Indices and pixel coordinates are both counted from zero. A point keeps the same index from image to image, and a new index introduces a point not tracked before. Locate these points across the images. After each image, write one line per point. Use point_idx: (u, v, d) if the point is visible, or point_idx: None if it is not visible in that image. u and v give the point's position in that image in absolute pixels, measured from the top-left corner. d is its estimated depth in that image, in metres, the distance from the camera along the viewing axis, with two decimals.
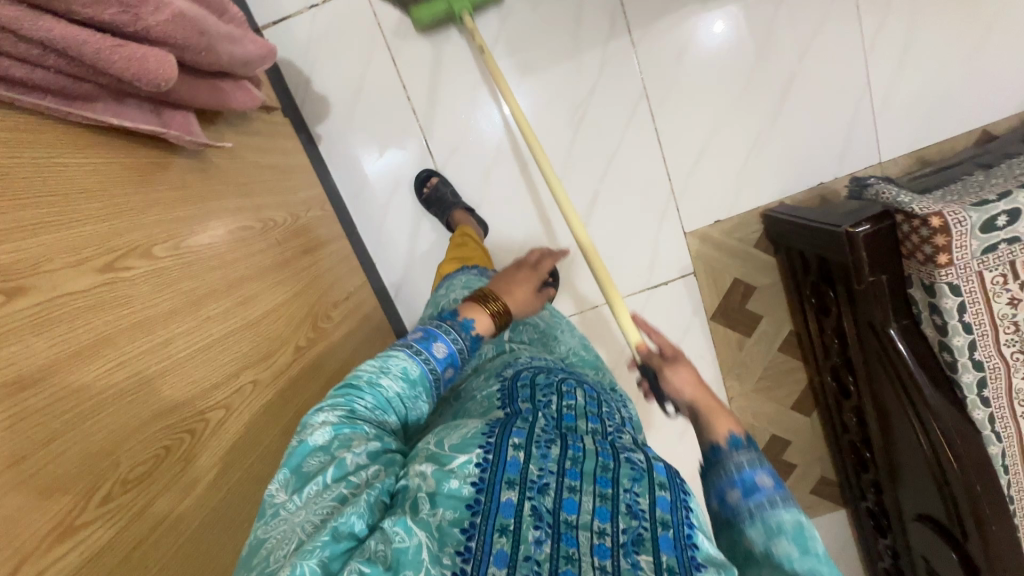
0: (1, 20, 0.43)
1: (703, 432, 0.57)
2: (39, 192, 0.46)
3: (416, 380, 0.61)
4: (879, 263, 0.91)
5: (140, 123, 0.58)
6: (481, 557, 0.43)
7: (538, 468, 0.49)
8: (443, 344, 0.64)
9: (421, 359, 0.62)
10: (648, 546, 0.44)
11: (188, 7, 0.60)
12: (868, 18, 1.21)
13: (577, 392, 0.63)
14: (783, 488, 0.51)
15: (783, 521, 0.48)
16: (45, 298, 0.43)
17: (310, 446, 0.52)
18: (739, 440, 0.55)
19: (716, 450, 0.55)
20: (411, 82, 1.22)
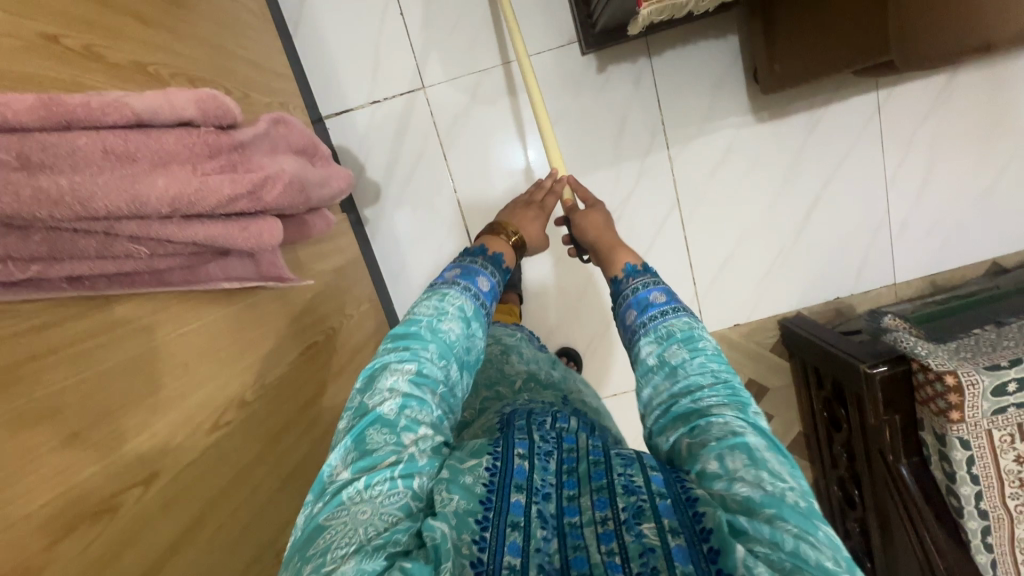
0: (162, 238, 0.47)
1: (611, 275, 0.78)
2: (167, 371, 0.51)
3: (471, 317, 0.69)
4: (894, 405, 0.99)
5: (242, 277, 0.63)
6: (496, 547, 0.47)
7: (541, 477, 0.54)
8: (486, 280, 0.76)
9: (473, 296, 0.71)
10: (650, 514, 0.48)
11: (293, 167, 0.67)
12: (891, 151, 1.27)
13: (570, 416, 0.67)
14: (673, 299, 0.68)
15: (674, 328, 0.64)
16: (170, 476, 0.48)
17: (377, 415, 0.56)
18: (634, 270, 0.75)
19: (618, 284, 0.75)
20: (458, 174, 1.29)
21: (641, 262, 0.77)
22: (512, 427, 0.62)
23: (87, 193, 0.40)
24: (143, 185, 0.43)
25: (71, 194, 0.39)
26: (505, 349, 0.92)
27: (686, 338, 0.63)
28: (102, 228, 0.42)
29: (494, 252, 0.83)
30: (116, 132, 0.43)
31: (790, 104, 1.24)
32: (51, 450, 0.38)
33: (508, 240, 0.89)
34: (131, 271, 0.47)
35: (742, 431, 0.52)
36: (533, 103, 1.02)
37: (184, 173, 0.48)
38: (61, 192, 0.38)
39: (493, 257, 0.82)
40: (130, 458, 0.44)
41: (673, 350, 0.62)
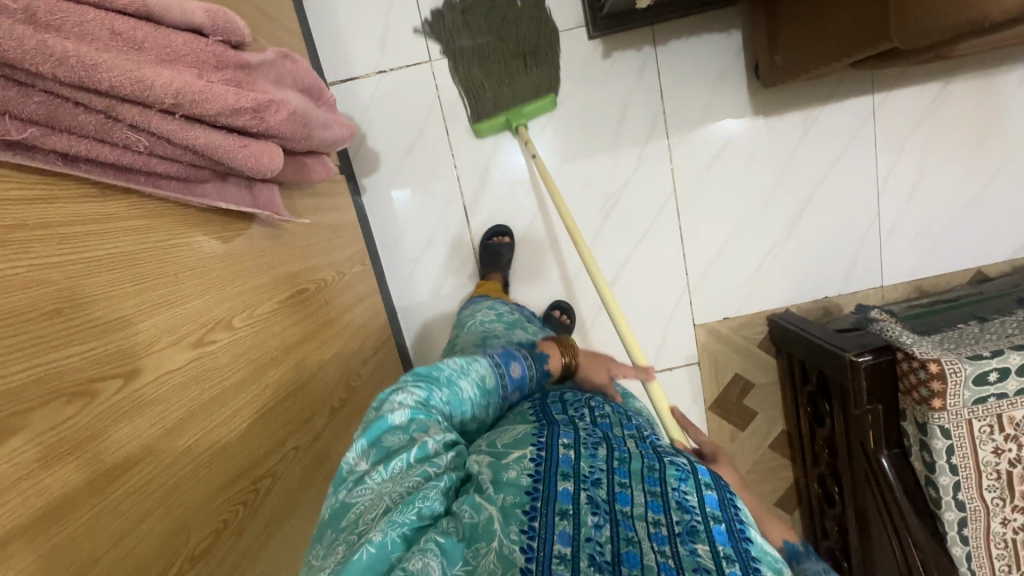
0: (160, 134, 0.46)
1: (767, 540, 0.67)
2: (154, 274, 0.50)
3: (489, 389, 0.70)
4: (878, 394, 1.00)
5: (235, 202, 0.63)
6: (545, 535, 0.47)
7: (589, 464, 0.56)
8: (519, 365, 0.74)
9: (498, 372, 0.72)
10: (704, 536, 0.49)
11: (296, 101, 0.67)
12: (884, 155, 1.30)
13: (606, 407, 0.72)
14: None
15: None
16: (151, 376, 0.47)
17: (389, 423, 0.60)
18: (796, 549, 0.65)
19: (783, 561, 0.64)
20: (460, 151, 1.30)
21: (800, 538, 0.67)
22: (554, 419, 0.64)
23: (93, 61, 0.39)
24: (148, 72, 0.43)
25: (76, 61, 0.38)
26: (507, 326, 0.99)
27: None
28: (103, 108, 0.42)
29: (540, 350, 0.79)
30: (122, 18, 0.43)
31: (790, 103, 1.27)
32: (33, 318, 0.37)
33: (566, 357, 0.80)
34: (126, 165, 0.46)
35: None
36: (602, 294, 1.02)
37: (187, 74, 0.48)
38: (68, 56, 0.37)
39: (538, 354, 0.79)
40: (112, 348, 0.44)
41: None
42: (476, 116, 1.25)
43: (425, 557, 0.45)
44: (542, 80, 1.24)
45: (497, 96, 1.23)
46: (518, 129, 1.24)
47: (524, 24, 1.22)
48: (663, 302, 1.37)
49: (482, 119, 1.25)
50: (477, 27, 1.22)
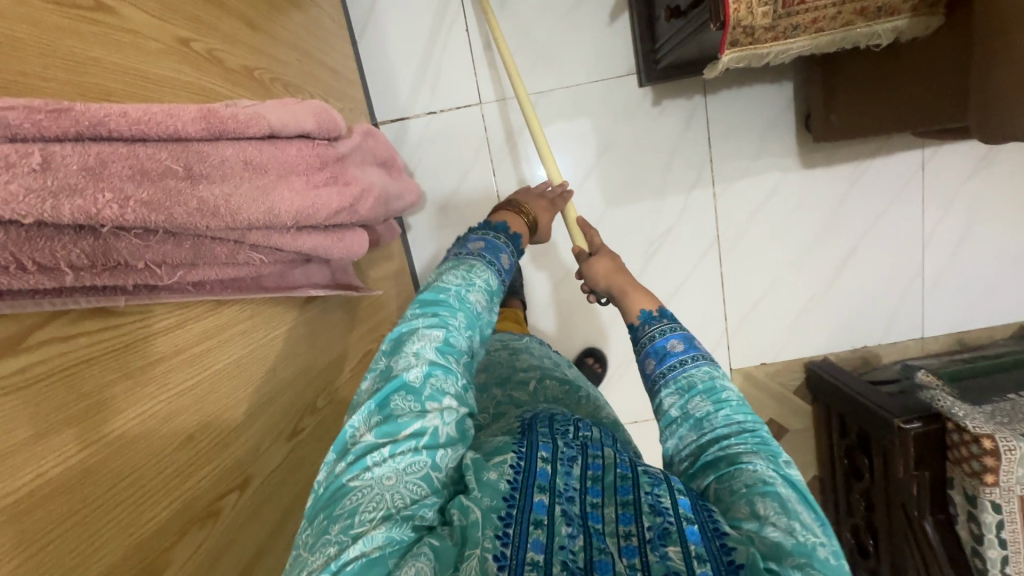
0: (275, 246, 0.48)
1: (625, 315, 0.74)
2: (254, 373, 0.54)
3: (492, 292, 0.72)
4: (925, 461, 1.00)
5: (320, 284, 0.64)
6: (518, 543, 0.47)
7: (564, 481, 0.54)
8: (508, 258, 0.79)
9: (495, 272, 0.74)
10: (676, 537, 0.48)
11: (379, 182, 0.68)
12: (931, 209, 1.29)
13: (593, 426, 0.66)
14: (693, 348, 0.66)
15: (695, 379, 0.62)
16: (257, 481, 0.52)
17: (403, 382, 0.57)
18: (649, 315, 0.70)
19: (635, 331, 0.70)
20: (506, 192, 1.30)
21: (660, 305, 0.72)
22: (534, 428, 0.61)
23: (237, 204, 0.42)
24: (276, 198, 0.45)
25: (223, 205, 0.41)
26: (512, 352, 0.97)
27: (708, 389, 0.61)
28: (234, 238, 0.44)
29: (514, 232, 0.86)
30: (252, 144, 0.45)
31: (839, 155, 1.27)
32: (172, 449, 0.43)
33: (523, 221, 0.90)
34: (243, 277, 0.48)
35: (773, 481, 0.53)
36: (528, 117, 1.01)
37: (302, 185, 0.49)
38: (217, 204, 0.40)
39: (513, 237, 0.84)
40: (233, 460, 0.49)
41: (695, 403, 0.61)
42: None
43: (417, 562, 0.46)
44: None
45: None
46: None
47: None
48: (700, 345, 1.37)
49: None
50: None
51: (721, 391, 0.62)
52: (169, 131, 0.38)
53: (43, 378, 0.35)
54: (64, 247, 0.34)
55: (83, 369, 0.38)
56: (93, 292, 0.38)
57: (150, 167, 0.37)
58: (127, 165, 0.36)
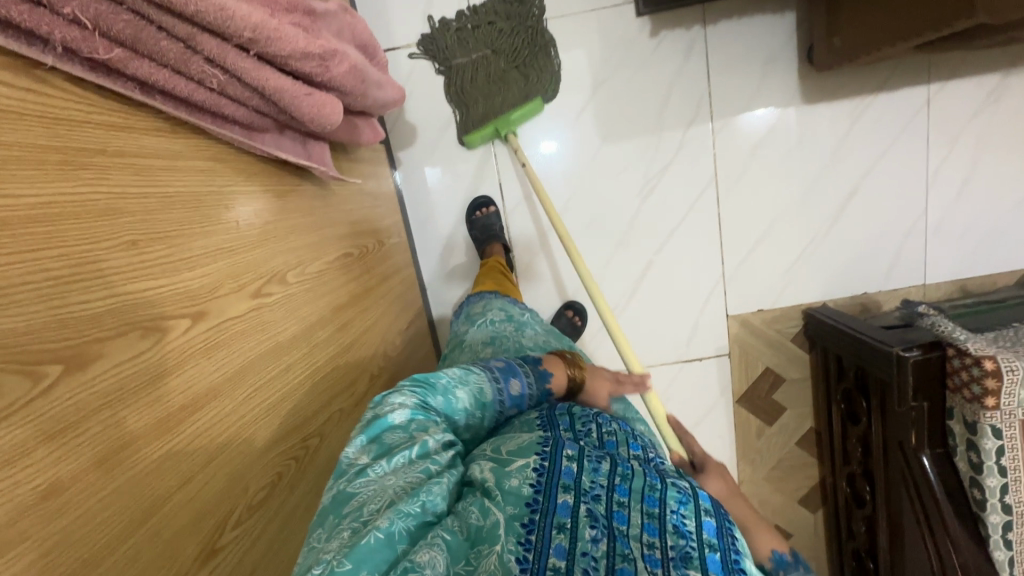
0: (233, 70, 0.46)
1: (749, 548, 0.63)
2: (216, 214, 0.50)
3: (484, 403, 0.67)
4: (923, 392, 0.98)
5: (289, 154, 0.62)
6: (541, 549, 0.46)
7: (590, 479, 0.54)
8: (519, 383, 0.70)
9: (496, 386, 0.68)
10: (698, 563, 0.46)
11: (356, 56, 0.65)
12: (936, 150, 1.26)
13: (615, 423, 0.68)
14: None
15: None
16: (216, 322, 0.48)
17: (389, 422, 0.59)
18: (783, 559, 0.61)
19: (764, 574, 0.60)
20: (506, 169, 1.29)
21: (788, 548, 0.63)
22: (558, 428, 0.62)
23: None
24: (230, 3, 0.43)
25: None
26: (518, 326, 0.96)
27: None
28: (185, 36, 0.42)
29: (543, 367, 0.74)
30: None
31: (841, 91, 1.23)
32: (115, 245, 0.39)
33: (570, 372, 0.75)
34: (198, 101, 0.46)
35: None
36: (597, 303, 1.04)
37: (262, 11, 0.47)
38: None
39: (542, 372, 0.73)
40: (185, 288, 0.45)
41: None
42: (465, 126, 1.24)
43: (431, 549, 0.45)
44: (527, 78, 1.21)
45: (483, 105, 1.22)
46: (509, 137, 1.23)
47: (514, 34, 1.20)
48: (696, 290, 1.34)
49: (469, 129, 1.24)
50: (466, 29, 1.21)
51: None
52: None
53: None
54: None
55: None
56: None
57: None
58: None
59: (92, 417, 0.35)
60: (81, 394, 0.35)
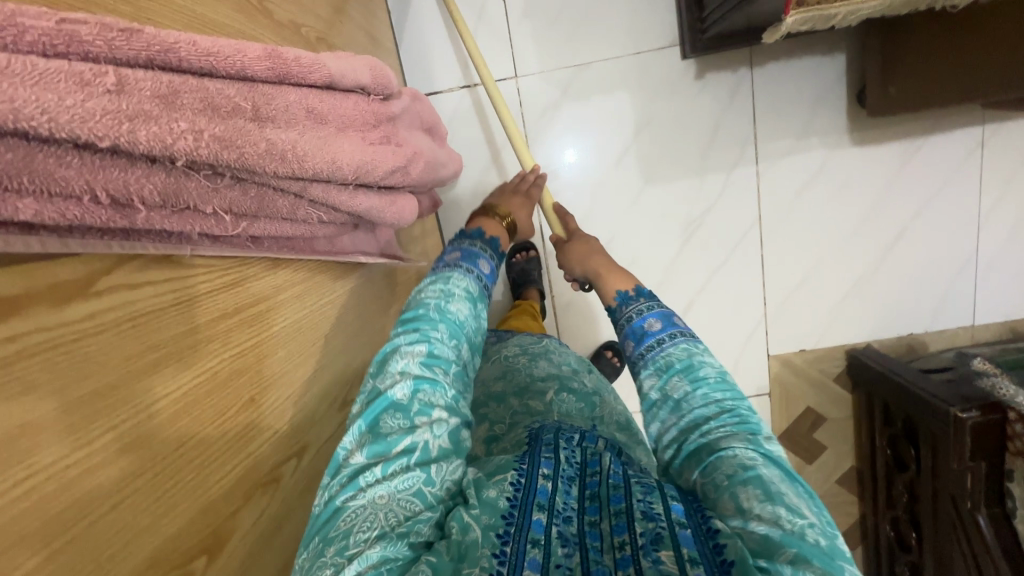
0: (332, 203, 0.48)
1: (606, 299, 0.77)
2: (311, 340, 0.58)
3: (474, 298, 0.71)
4: (982, 452, 0.96)
5: (362, 251, 0.63)
6: (515, 562, 0.46)
7: (563, 499, 0.53)
8: (486, 263, 0.77)
9: (474, 278, 0.73)
10: (669, 543, 0.47)
11: (427, 146, 0.65)
12: (988, 191, 1.23)
13: (600, 438, 0.65)
14: (670, 325, 0.67)
15: (672, 358, 0.63)
16: (314, 448, 0.58)
17: (390, 400, 0.56)
18: (627, 296, 0.73)
19: (615, 312, 0.73)
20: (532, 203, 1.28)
21: (636, 285, 0.75)
22: (540, 441, 0.62)
23: (303, 151, 0.43)
24: (337, 149, 0.46)
25: (291, 150, 0.42)
26: (532, 358, 0.94)
27: (684, 366, 0.62)
28: (296, 190, 0.45)
29: (491, 236, 0.84)
30: (314, 93, 0.47)
31: (891, 132, 1.21)
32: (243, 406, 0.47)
33: (498, 221, 0.89)
34: (297, 235, 0.50)
35: (756, 466, 0.52)
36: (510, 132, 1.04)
37: (357, 141, 0.49)
38: (285, 151, 0.41)
39: (491, 242, 0.82)
40: (292, 424, 0.54)
41: (672, 382, 0.61)
42: None
43: None
44: None
45: None
46: None
47: None
48: (738, 329, 1.33)
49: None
50: None
51: (699, 367, 0.62)
52: (236, 69, 0.40)
53: (94, 330, 0.36)
54: (139, 184, 0.34)
55: (140, 324, 0.39)
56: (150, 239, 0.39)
57: (218, 103, 0.38)
58: (198, 99, 0.37)
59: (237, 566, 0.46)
60: (226, 563, 0.44)
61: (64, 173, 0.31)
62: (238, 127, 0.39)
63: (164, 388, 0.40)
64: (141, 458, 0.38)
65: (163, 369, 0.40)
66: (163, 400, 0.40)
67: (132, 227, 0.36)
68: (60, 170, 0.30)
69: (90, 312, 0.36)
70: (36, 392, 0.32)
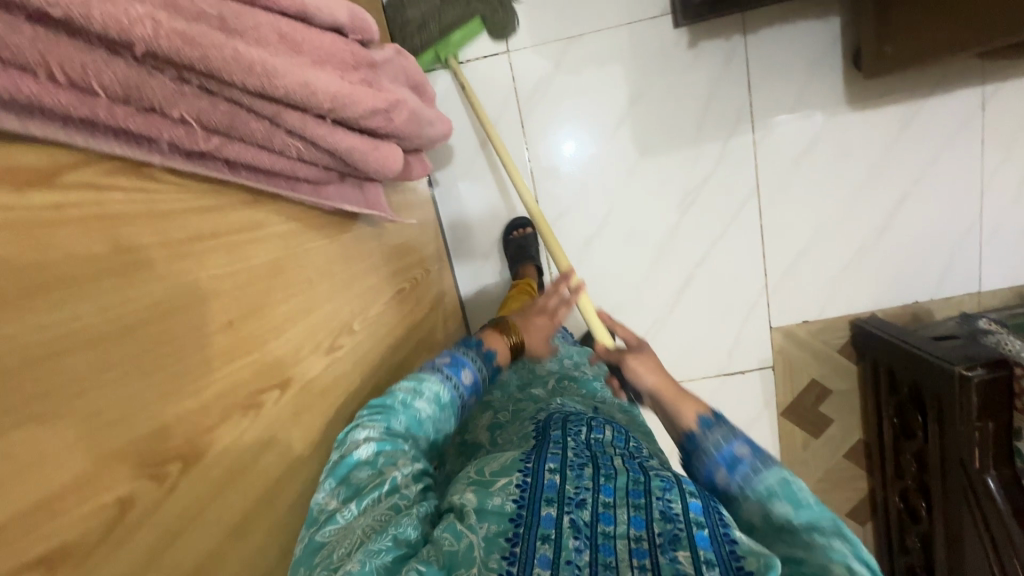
0: (312, 137, 0.49)
1: (677, 423, 0.64)
2: (296, 279, 0.58)
3: (446, 404, 0.66)
4: (989, 410, 0.96)
5: (348, 202, 0.64)
6: (526, 560, 0.45)
7: (574, 486, 0.53)
8: (469, 372, 0.70)
9: (451, 385, 0.67)
10: (686, 543, 0.46)
11: (413, 99, 0.66)
12: (991, 153, 1.21)
13: (606, 427, 0.67)
14: (761, 453, 0.58)
15: (770, 485, 0.55)
16: (300, 385, 0.57)
17: (355, 460, 0.57)
18: (708, 420, 0.62)
19: (691, 439, 0.62)
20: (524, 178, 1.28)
21: (713, 408, 0.64)
22: (547, 436, 0.62)
23: (273, 69, 0.43)
24: (312, 75, 0.46)
25: (261, 66, 0.42)
26: (536, 353, 0.96)
27: (789, 495, 0.53)
28: (271, 113, 0.46)
29: (489, 347, 0.77)
30: (286, 20, 0.46)
31: (890, 96, 1.19)
32: (215, 335, 0.46)
33: (505, 341, 0.80)
34: (277, 169, 0.51)
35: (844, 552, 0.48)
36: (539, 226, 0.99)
37: (336, 76, 0.50)
38: (253, 63, 0.41)
39: (487, 352, 0.76)
40: (270, 359, 0.52)
41: (777, 510, 0.53)
42: None
43: None
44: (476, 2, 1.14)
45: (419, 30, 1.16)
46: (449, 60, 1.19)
47: None
48: (739, 300, 1.32)
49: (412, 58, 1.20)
50: None
51: (801, 492, 0.54)
52: None
53: (63, 222, 0.35)
54: (100, 69, 0.34)
55: (108, 223, 0.38)
56: (117, 139, 0.38)
57: (183, 4, 0.37)
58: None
59: (210, 500, 0.44)
60: (200, 481, 0.43)
61: (15, 41, 0.30)
62: (208, 35, 0.38)
63: (135, 294, 0.39)
64: (110, 356, 0.37)
65: (133, 279, 0.39)
66: (129, 308, 0.38)
67: (93, 116, 0.35)
68: (12, 37, 0.29)
69: (61, 203, 0.35)
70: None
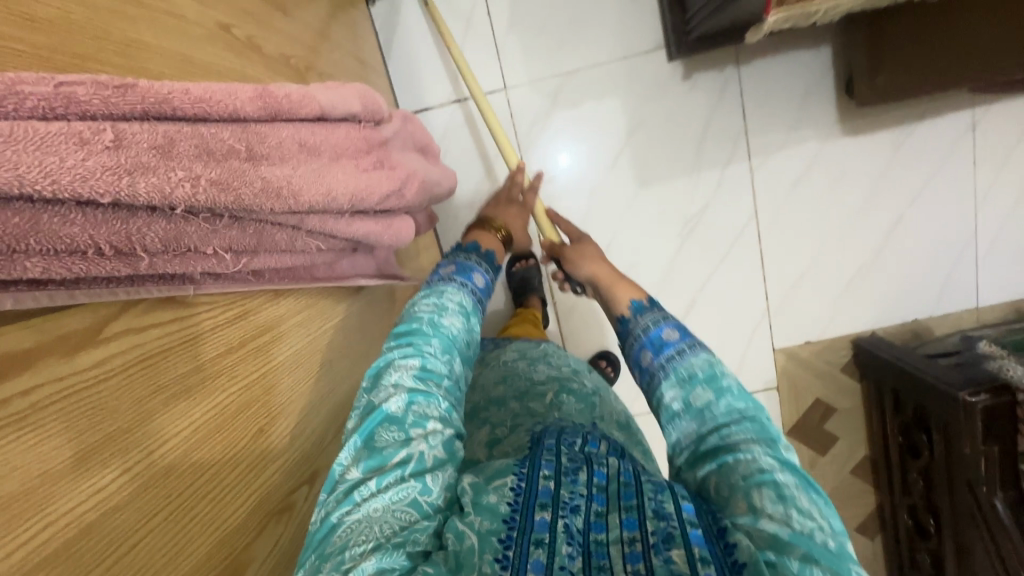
0: (330, 231, 0.51)
1: (617, 313, 0.74)
2: (312, 364, 0.63)
3: (469, 311, 0.73)
4: (994, 434, 0.97)
5: (361, 274, 0.66)
6: (519, 564, 0.45)
7: (569, 491, 0.52)
8: (480, 276, 0.81)
9: (470, 291, 0.76)
10: (680, 541, 0.46)
11: (421, 167, 0.68)
12: (983, 172, 1.23)
13: (601, 440, 0.63)
14: (688, 337, 0.65)
15: (694, 367, 0.61)
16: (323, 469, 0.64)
17: (384, 413, 0.57)
18: (641, 306, 0.71)
19: (627, 324, 0.71)
20: None
21: (649, 295, 0.74)
22: (541, 444, 0.60)
23: (297, 186, 0.46)
24: (333, 181, 0.49)
25: (286, 187, 0.44)
26: (530, 363, 0.95)
27: (707, 376, 0.60)
28: (294, 224, 0.48)
29: (487, 248, 0.88)
30: (305, 126, 0.49)
31: (883, 121, 1.21)
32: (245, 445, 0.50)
33: (496, 239, 0.92)
34: (297, 264, 0.53)
35: (770, 469, 0.51)
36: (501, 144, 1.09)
37: (351, 168, 0.52)
38: (280, 187, 0.44)
39: (487, 255, 0.86)
40: (297, 454, 0.59)
41: (695, 394, 0.59)
42: None
43: None
44: None
45: None
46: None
47: None
48: (742, 325, 1.33)
49: None
50: None
51: (720, 377, 0.60)
52: (229, 111, 0.41)
53: (106, 374, 0.38)
54: (144, 235, 0.36)
55: (148, 364, 0.42)
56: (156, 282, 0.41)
57: (214, 147, 0.40)
58: (194, 144, 0.39)
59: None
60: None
61: (69, 231, 0.32)
62: (238, 174, 0.41)
63: (172, 430, 0.43)
64: (157, 497, 0.40)
65: (171, 410, 0.43)
66: (170, 438, 0.42)
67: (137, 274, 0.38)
68: (65, 229, 0.32)
69: (113, 352, 0.39)
70: (53, 440, 0.34)
